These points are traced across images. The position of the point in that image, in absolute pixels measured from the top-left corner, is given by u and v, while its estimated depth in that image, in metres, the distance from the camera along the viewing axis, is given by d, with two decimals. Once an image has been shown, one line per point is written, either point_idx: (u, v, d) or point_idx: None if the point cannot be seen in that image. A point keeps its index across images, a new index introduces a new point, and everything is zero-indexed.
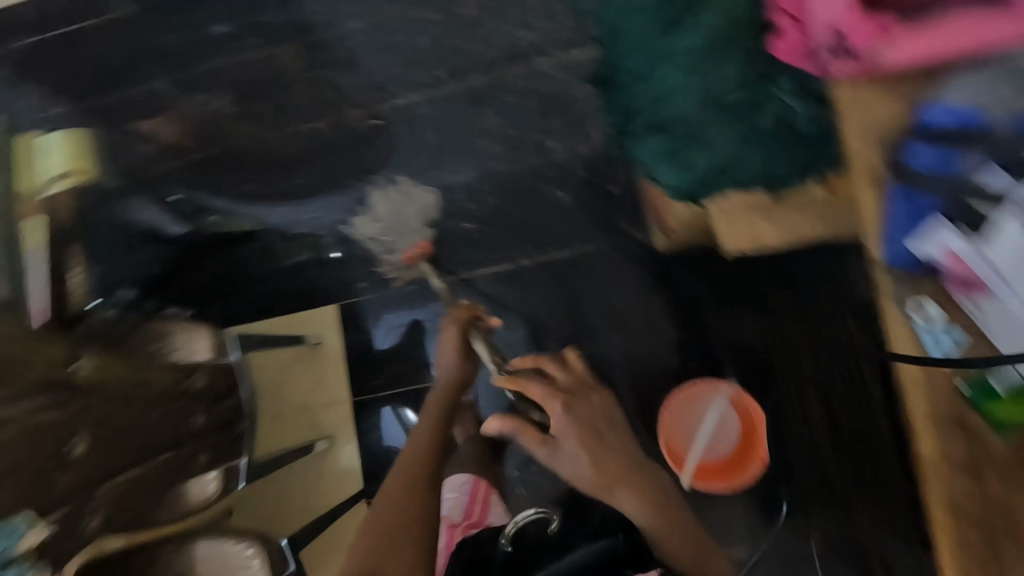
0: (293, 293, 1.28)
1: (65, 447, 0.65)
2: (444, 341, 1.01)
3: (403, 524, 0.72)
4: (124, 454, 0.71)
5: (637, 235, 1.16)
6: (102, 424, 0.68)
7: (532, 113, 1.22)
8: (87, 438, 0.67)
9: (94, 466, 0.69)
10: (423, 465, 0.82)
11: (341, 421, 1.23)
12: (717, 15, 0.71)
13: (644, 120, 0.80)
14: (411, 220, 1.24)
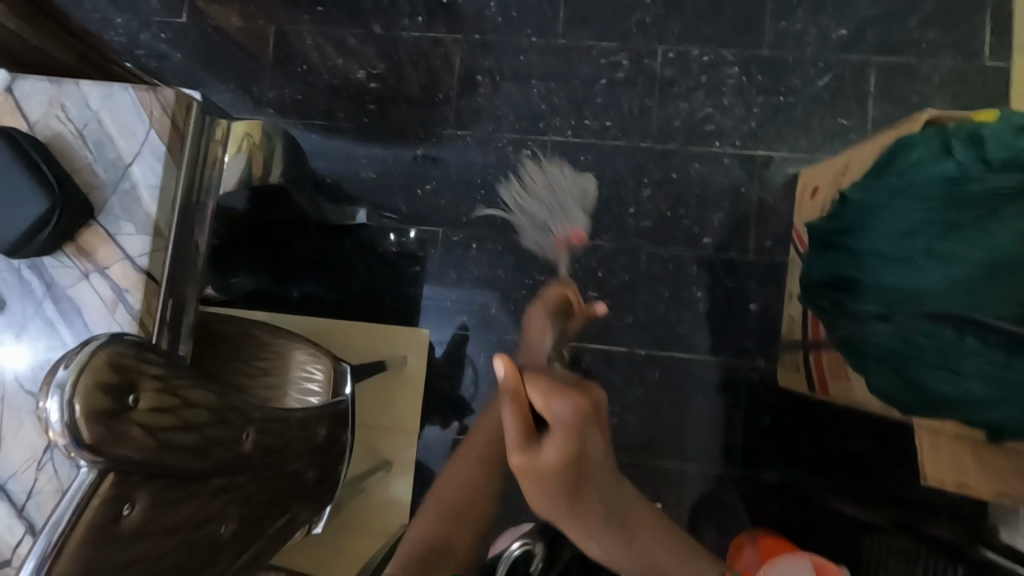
0: (386, 302, 1.20)
1: (222, 528, 0.56)
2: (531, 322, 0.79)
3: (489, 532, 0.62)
4: (260, 524, 0.62)
5: (763, 362, 1.10)
6: (253, 495, 0.59)
7: (691, 201, 1.14)
8: (239, 516, 0.58)
9: (239, 543, 0.59)
10: (481, 479, 0.71)
11: (402, 451, 1.17)
12: (1007, 235, 0.65)
13: (867, 306, 0.74)
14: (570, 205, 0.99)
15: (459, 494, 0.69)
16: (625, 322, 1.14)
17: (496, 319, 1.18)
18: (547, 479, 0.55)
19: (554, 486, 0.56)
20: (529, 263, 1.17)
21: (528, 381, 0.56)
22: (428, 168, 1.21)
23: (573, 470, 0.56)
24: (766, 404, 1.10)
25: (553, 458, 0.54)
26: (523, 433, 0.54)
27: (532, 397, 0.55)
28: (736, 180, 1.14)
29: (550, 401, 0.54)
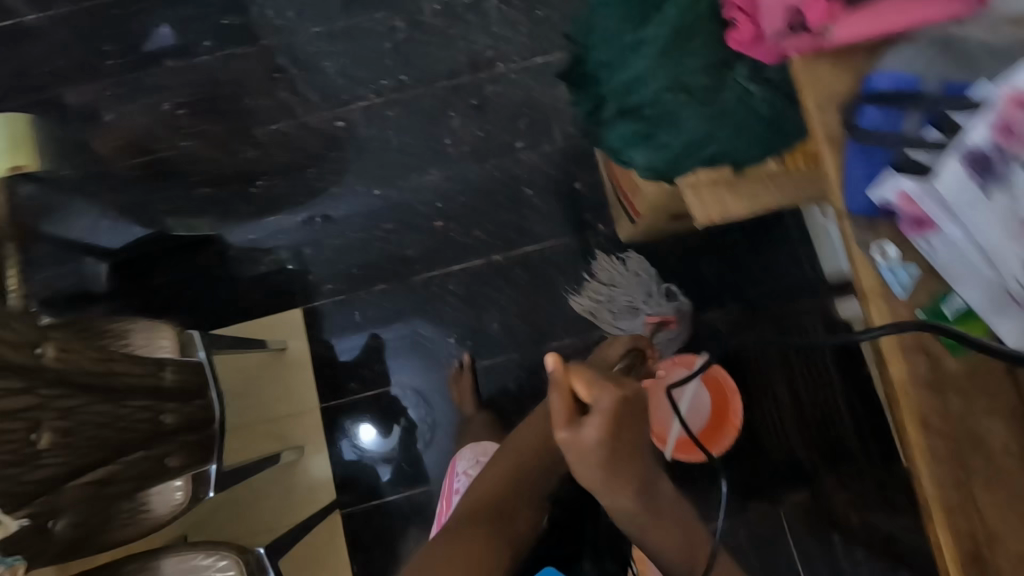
0: (252, 299, 1.22)
1: (33, 437, 0.61)
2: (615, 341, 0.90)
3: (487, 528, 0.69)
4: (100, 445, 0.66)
5: (604, 228, 1.21)
6: (77, 408, 0.64)
7: (496, 117, 1.27)
8: (56, 427, 0.62)
9: (75, 452, 0.64)
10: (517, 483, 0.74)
11: (309, 431, 1.16)
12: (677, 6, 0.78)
13: (611, 108, 0.85)
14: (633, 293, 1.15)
15: (525, 460, 0.77)
16: (476, 237, 1.23)
17: (424, 344, 1.20)
18: (597, 458, 0.59)
19: (603, 469, 0.59)
20: (374, 217, 1.24)
21: (574, 368, 0.60)
22: (257, 166, 1.27)
23: (612, 448, 0.59)
24: (619, 261, 1.20)
25: (595, 440, 0.58)
26: (569, 415, 0.59)
27: (575, 382, 0.59)
28: (527, 88, 1.28)
29: (590, 393, 0.59)
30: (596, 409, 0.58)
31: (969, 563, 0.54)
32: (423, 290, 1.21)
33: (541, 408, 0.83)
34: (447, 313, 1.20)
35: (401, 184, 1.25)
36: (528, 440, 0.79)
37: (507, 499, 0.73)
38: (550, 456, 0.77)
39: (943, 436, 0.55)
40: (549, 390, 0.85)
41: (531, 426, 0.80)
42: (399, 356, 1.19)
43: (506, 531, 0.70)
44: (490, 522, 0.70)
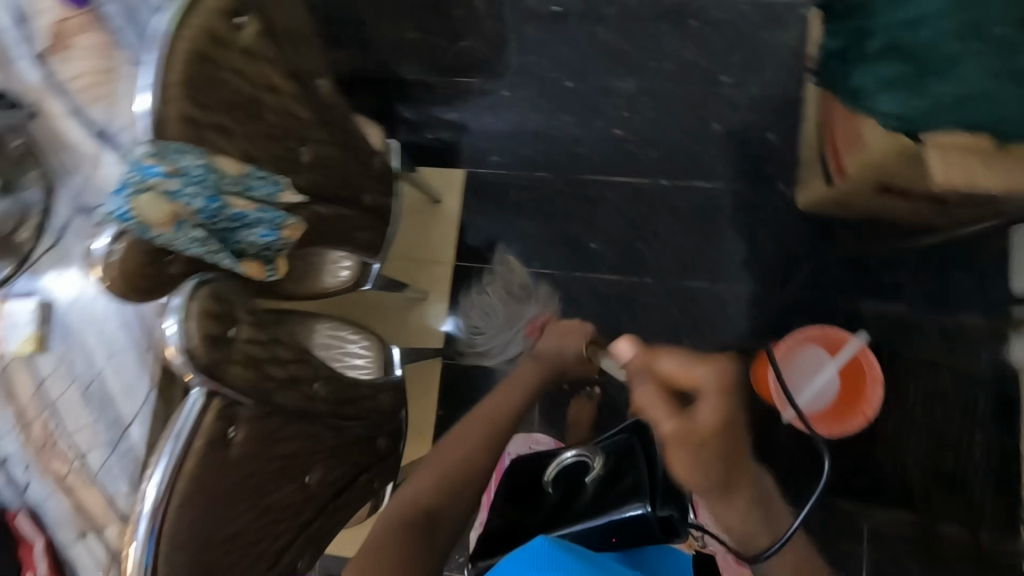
0: (422, 148, 1.28)
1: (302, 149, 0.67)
2: (569, 330, 0.92)
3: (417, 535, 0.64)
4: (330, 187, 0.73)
5: (783, 187, 1.16)
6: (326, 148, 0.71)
7: (710, 46, 1.22)
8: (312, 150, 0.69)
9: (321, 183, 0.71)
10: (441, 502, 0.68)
11: (437, 281, 1.24)
12: None
13: (875, 44, 0.79)
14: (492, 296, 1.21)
15: (460, 472, 0.71)
16: (650, 155, 1.21)
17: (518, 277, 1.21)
18: (708, 444, 0.55)
19: (717, 453, 0.55)
20: (558, 107, 1.26)
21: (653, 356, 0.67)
22: (463, 24, 1.29)
23: (731, 438, 0.57)
24: (786, 225, 1.15)
25: (709, 417, 0.57)
26: (667, 410, 0.58)
27: (664, 368, 0.65)
28: (754, 22, 1.21)
29: (690, 372, 0.62)
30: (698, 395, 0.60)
31: None
32: (581, 190, 1.22)
33: (493, 409, 0.80)
34: (597, 219, 1.21)
35: (593, 83, 1.25)
36: (463, 454, 0.73)
37: (437, 503, 0.68)
38: (472, 474, 0.71)
39: None
40: (519, 387, 0.84)
41: (472, 444, 0.75)
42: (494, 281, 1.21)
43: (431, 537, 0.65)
44: (410, 532, 0.64)
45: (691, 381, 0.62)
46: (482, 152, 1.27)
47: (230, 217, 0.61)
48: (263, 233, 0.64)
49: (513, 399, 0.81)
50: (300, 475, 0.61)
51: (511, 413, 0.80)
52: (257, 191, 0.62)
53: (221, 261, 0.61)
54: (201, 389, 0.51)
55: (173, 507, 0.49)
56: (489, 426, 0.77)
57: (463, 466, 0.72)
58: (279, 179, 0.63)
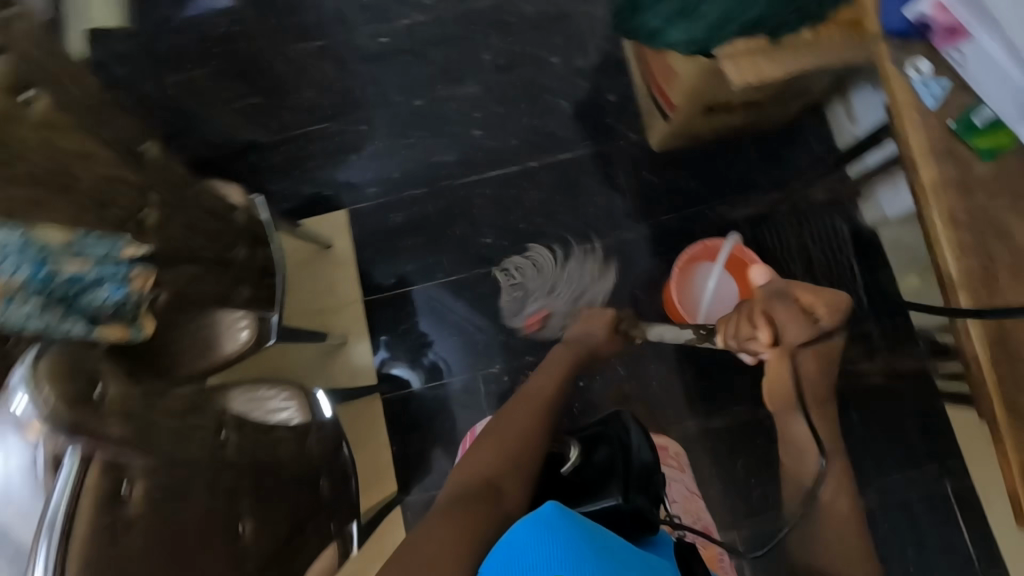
0: (298, 202, 1.29)
1: (143, 210, 0.68)
2: (593, 318, 1.08)
3: (478, 499, 0.68)
4: (185, 242, 0.73)
5: (634, 137, 1.27)
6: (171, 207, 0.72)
7: (533, 34, 1.32)
8: (159, 210, 0.70)
9: (173, 239, 0.71)
10: (493, 467, 0.75)
11: (352, 322, 1.23)
12: None
13: None
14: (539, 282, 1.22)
15: (518, 455, 0.77)
16: (512, 144, 1.29)
17: (443, 304, 1.23)
18: (832, 356, 0.99)
19: (826, 369, 0.98)
20: (416, 126, 1.31)
21: (777, 303, 0.94)
22: (301, 76, 1.32)
23: (819, 344, 0.96)
24: (649, 168, 1.26)
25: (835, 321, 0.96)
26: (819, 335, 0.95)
27: (783, 308, 0.94)
28: (562, 4, 1.33)
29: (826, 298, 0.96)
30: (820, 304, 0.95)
31: (995, 341, 0.58)
32: (463, 193, 1.28)
33: (528, 393, 0.92)
34: (484, 215, 1.27)
35: (441, 96, 1.32)
36: (525, 428, 0.82)
37: (501, 476, 0.73)
38: (525, 450, 0.78)
39: (971, 226, 0.60)
40: (552, 377, 0.96)
41: (519, 421, 0.84)
42: (425, 308, 1.24)
43: (494, 508, 0.67)
44: (478, 502, 0.67)
45: (813, 305, 0.95)
46: (357, 188, 1.29)
47: (67, 282, 0.62)
48: (111, 291, 0.65)
49: (552, 377, 0.95)
50: (229, 527, 0.58)
51: (552, 395, 0.92)
52: (92, 252, 0.63)
53: (69, 329, 0.61)
54: (75, 450, 0.48)
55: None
56: (532, 401, 0.89)
57: (508, 447, 0.78)
58: (111, 234, 0.65)
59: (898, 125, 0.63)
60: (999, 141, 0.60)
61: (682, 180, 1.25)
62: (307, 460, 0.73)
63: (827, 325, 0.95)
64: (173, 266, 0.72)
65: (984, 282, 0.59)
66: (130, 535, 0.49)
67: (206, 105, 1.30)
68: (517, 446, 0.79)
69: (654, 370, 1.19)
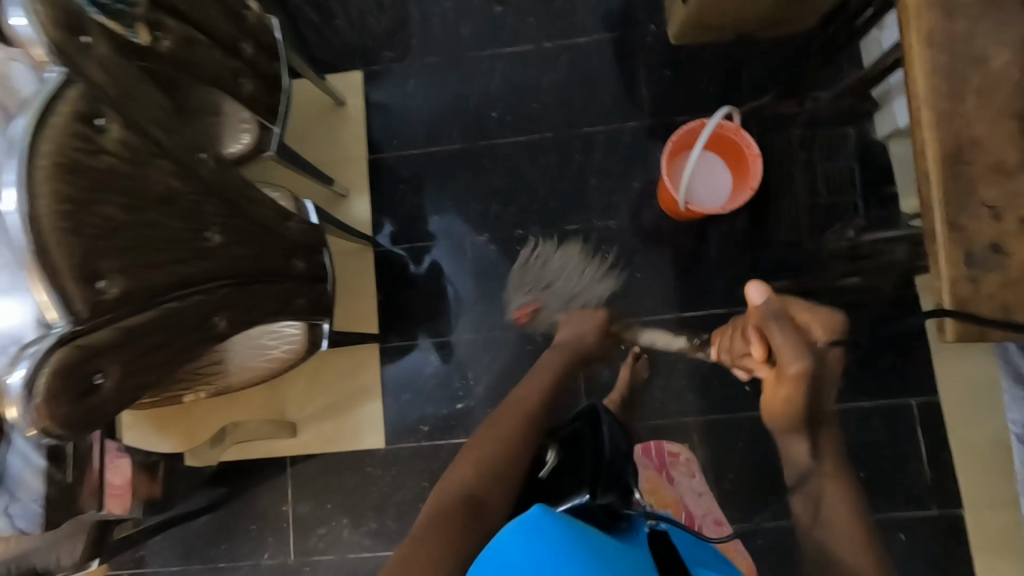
0: (314, 59, 1.33)
1: None
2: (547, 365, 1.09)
3: (463, 519, 0.77)
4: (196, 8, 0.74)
5: (652, 28, 1.26)
6: None
7: None
8: None
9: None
10: (485, 479, 0.85)
11: (355, 176, 1.28)
12: None
13: None
14: (557, 277, 1.22)
15: (495, 463, 0.88)
16: (530, 24, 1.30)
17: (460, 231, 1.26)
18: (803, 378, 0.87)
19: (801, 380, 0.87)
20: None
21: (774, 309, 0.88)
22: None
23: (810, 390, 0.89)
24: (663, 61, 1.25)
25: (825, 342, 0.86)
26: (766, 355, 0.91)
27: (796, 316, 0.88)
28: None
29: (814, 317, 0.87)
30: (818, 339, 0.86)
31: (949, 159, 0.58)
32: (473, 69, 1.30)
33: (519, 402, 1.01)
34: (494, 93, 1.29)
35: None
36: (511, 431, 0.94)
37: (482, 492, 0.83)
38: (490, 492, 0.83)
39: (945, 47, 0.59)
40: (541, 375, 1.07)
41: (496, 452, 0.90)
42: (442, 234, 1.26)
43: (478, 526, 0.77)
44: (466, 520, 0.77)
45: (807, 327, 0.87)
46: (374, 53, 1.32)
47: None
48: None
49: (538, 385, 1.05)
50: (196, 226, 0.59)
51: (539, 398, 1.02)
52: None
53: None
54: (60, 69, 0.50)
55: (42, 162, 0.47)
56: (495, 429, 0.95)
57: (488, 459, 0.89)
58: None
59: None
60: None
61: (694, 76, 1.24)
62: (278, 228, 0.75)
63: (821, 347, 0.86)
64: (171, 10, 0.71)
65: (949, 104, 0.59)
66: (98, 157, 0.51)
67: None
68: (479, 476, 0.86)
69: (638, 260, 1.22)
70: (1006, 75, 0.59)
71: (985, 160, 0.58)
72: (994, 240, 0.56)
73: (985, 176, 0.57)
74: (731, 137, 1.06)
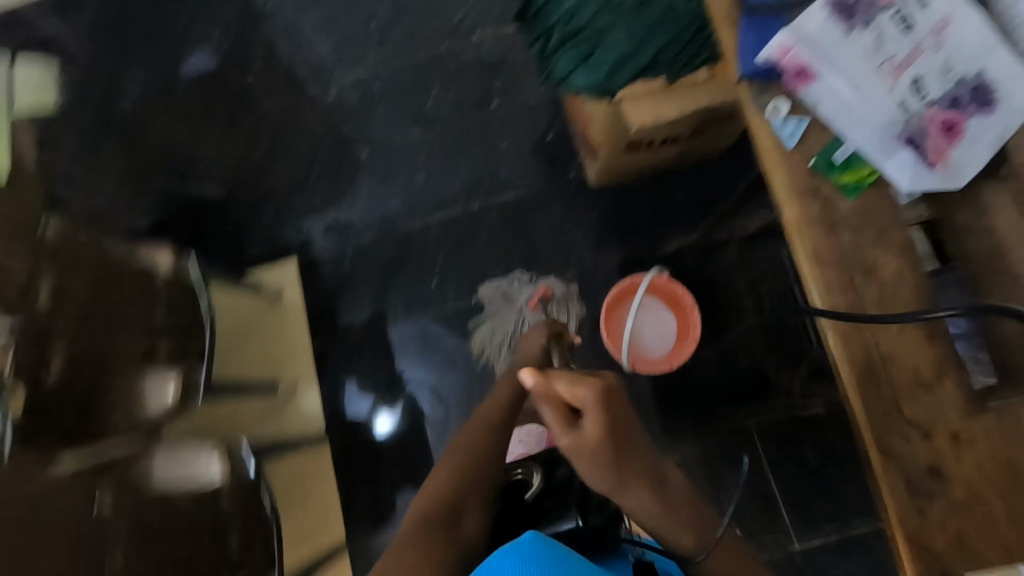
0: (253, 255, 1.36)
1: (37, 287, 0.82)
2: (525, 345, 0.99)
3: (436, 530, 0.72)
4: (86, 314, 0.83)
5: (574, 174, 1.29)
6: (69, 284, 0.83)
7: (473, 80, 1.38)
8: (52, 281, 0.83)
9: (68, 304, 0.82)
10: (452, 490, 0.77)
11: (302, 371, 1.28)
12: None
13: (555, 37, 0.92)
14: (510, 322, 1.26)
15: (472, 469, 0.79)
16: (455, 187, 1.34)
17: (434, 336, 1.29)
18: (596, 455, 0.64)
19: (601, 459, 0.64)
20: (367, 178, 1.37)
21: (552, 381, 0.67)
22: (259, 135, 1.41)
23: (614, 442, 0.65)
24: (591, 203, 1.28)
25: (591, 433, 0.64)
26: (566, 422, 0.65)
27: (558, 391, 0.66)
28: (502, 50, 1.38)
29: (574, 394, 0.65)
30: (589, 410, 0.64)
31: (868, 380, 0.56)
32: (410, 239, 1.34)
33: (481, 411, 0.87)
34: (431, 263, 1.32)
35: (387, 145, 1.38)
36: (475, 445, 0.81)
37: (461, 495, 0.77)
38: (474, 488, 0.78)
39: (833, 264, 0.60)
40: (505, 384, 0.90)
41: (474, 450, 0.81)
42: (407, 348, 1.29)
43: (450, 539, 0.72)
44: (441, 528, 0.72)
45: (574, 398, 0.65)
46: (311, 241, 1.36)
47: None
48: None
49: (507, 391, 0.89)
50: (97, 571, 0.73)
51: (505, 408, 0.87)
52: None
53: None
54: None
55: None
56: (480, 422, 0.85)
57: (463, 468, 0.79)
58: None
59: (763, 164, 0.64)
60: (860, 175, 0.61)
61: (622, 212, 1.25)
62: (199, 496, 0.82)
63: (591, 422, 0.64)
64: (43, 342, 0.80)
65: (854, 320, 0.58)
66: None
67: (169, 167, 1.39)
68: (463, 478, 0.78)
69: None
70: (901, 281, 0.59)
71: (903, 375, 0.56)
72: (930, 465, 0.54)
73: (908, 392, 0.56)
74: (660, 288, 1.08)
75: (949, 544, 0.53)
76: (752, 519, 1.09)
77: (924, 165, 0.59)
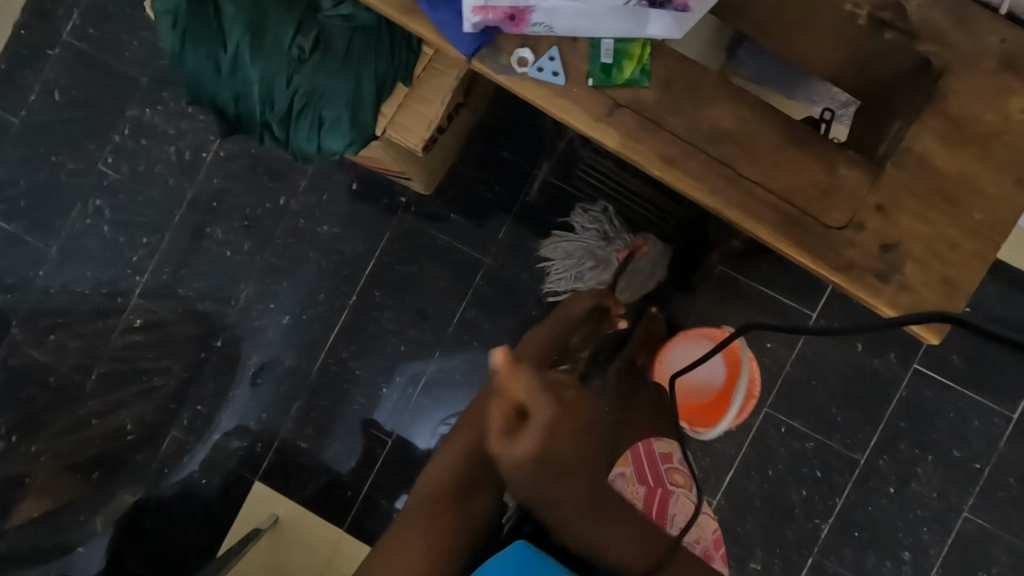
0: (217, 510, 1.23)
1: None
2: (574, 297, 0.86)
3: (438, 508, 0.69)
4: None
5: (405, 198, 1.20)
6: None
7: (245, 196, 1.22)
8: None
9: None
10: (456, 473, 0.73)
11: (353, 554, 1.21)
12: (237, 21, 0.75)
13: (278, 128, 0.79)
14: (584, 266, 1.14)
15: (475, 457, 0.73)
16: (322, 298, 1.22)
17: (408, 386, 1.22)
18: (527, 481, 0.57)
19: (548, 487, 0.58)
20: (242, 360, 1.23)
21: (521, 371, 0.53)
22: (115, 417, 1.23)
23: (558, 467, 0.57)
24: (441, 210, 1.19)
25: (535, 457, 0.54)
26: (513, 433, 0.53)
27: (526, 389, 0.52)
28: (243, 150, 1.21)
29: (529, 396, 0.52)
30: (537, 428, 0.52)
31: (788, 225, 0.56)
32: (330, 375, 1.23)
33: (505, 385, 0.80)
34: (367, 376, 1.23)
35: (231, 318, 1.23)
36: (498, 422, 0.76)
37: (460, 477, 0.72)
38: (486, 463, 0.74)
39: (681, 154, 0.56)
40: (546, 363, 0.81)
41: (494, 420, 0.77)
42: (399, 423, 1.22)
43: (454, 515, 0.69)
44: (439, 510, 0.69)
45: (530, 408, 0.53)
46: (254, 453, 1.23)
47: None
48: None
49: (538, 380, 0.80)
50: None
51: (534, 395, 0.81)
52: None
53: None
54: None
55: None
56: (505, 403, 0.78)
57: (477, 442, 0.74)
58: None
59: (553, 115, 0.57)
60: (637, 58, 0.56)
61: (471, 194, 1.18)
62: None
63: (536, 445, 0.53)
64: None
65: (740, 187, 0.56)
66: None
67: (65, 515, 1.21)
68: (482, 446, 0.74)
69: None
70: (745, 121, 0.56)
71: (808, 197, 0.56)
72: (882, 244, 0.56)
73: (820, 207, 0.56)
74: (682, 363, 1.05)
75: (942, 292, 0.56)
76: (769, 330, 1.15)
77: (678, 10, 0.54)
